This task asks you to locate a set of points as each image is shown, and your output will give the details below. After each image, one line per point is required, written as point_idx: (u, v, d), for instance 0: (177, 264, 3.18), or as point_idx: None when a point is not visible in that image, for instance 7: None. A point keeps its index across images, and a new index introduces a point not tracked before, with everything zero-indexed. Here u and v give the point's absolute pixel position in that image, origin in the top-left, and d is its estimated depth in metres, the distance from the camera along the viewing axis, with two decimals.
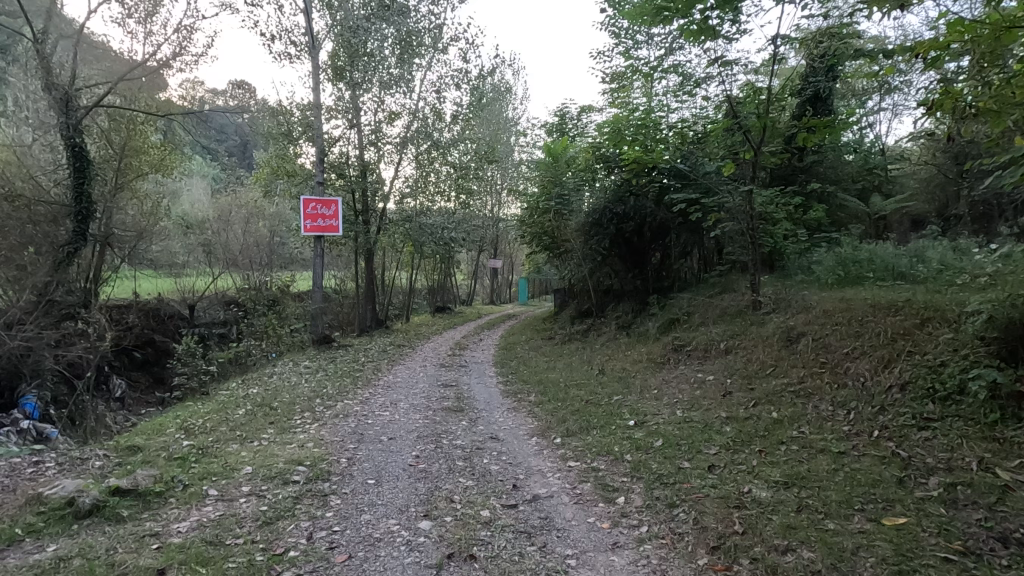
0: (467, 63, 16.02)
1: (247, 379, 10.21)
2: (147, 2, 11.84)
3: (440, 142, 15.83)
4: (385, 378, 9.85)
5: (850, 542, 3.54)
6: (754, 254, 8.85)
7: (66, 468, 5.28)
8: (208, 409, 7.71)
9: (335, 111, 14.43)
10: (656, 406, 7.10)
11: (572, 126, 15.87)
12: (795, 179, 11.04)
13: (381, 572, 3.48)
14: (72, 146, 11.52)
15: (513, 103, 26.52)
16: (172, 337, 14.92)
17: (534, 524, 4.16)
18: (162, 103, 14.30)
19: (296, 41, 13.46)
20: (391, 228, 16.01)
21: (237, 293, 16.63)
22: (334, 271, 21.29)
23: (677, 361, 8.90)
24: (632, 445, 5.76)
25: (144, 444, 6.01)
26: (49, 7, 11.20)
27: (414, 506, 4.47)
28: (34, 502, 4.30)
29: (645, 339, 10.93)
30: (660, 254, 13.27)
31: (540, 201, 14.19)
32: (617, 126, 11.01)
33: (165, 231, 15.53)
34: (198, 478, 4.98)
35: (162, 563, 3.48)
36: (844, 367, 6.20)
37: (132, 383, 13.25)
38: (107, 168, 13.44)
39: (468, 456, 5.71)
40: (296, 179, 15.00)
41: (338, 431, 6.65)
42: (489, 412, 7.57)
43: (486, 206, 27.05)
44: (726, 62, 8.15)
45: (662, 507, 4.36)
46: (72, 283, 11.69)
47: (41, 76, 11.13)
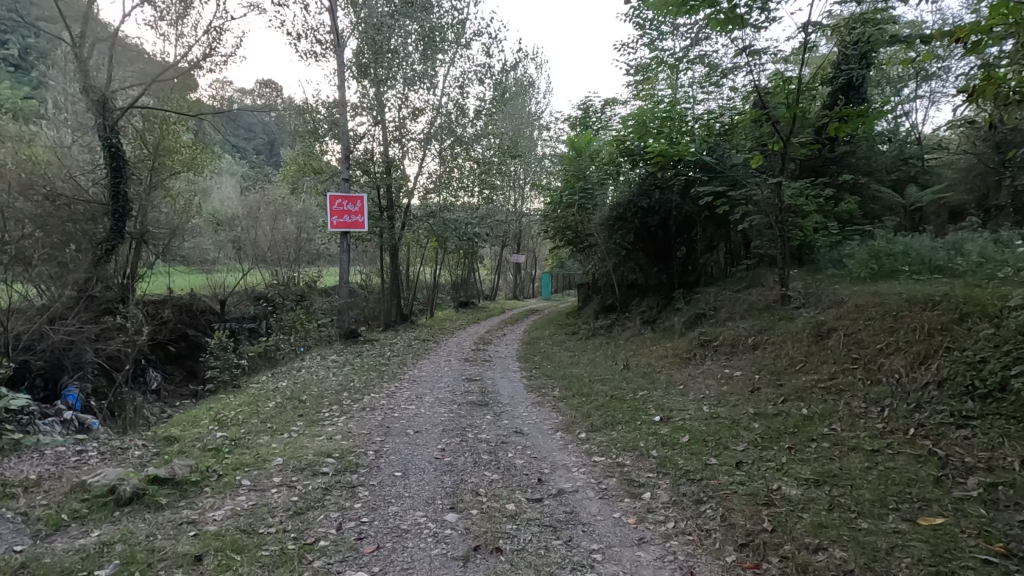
0: (490, 58, 16.01)
1: (276, 373, 10.47)
2: (179, 4, 12.12)
3: (464, 138, 15.89)
4: (410, 372, 9.97)
5: (884, 542, 3.45)
6: (784, 248, 8.67)
7: (107, 457, 5.49)
8: (239, 401, 7.92)
9: (360, 108, 14.46)
10: (682, 402, 7.04)
11: (595, 119, 15.75)
12: (825, 171, 10.79)
13: (409, 562, 3.54)
14: (109, 146, 11.88)
15: (535, 97, 26.44)
16: (204, 331, 15.42)
17: (559, 518, 4.17)
18: (193, 103, 14.66)
19: (321, 40, 13.60)
20: (415, 224, 16.22)
21: (266, 289, 17.03)
22: (359, 267, 21.63)
23: (703, 357, 8.79)
24: (658, 441, 5.72)
25: (180, 435, 6.21)
26: (85, 11, 11.55)
27: (440, 499, 4.52)
28: (78, 489, 4.49)
29: (670, 334, 10.82)
30: (686, 248, 13.11)
31: (564, 195, 14.10)
32: (642, 119, 10.88)
33: (196, 228, 15.93)
34: (231, 469, 5.12)
35: (199, 550, 3.59)
36: (878, 363, 6.04)
37: (167, 375, 13.71)
38: (142, 168, 13.85)
39: (493, 450, 5.75)
40: (322, 176, 15.23)
41: (365, 423, 6.77)
42: (514, 406, 7.61)
43: (509, 200, 27.07)
44: (755, 51, 7.97)
45: (689, 504, 4.32)
46: (110, 279, 12.11)
47: (80, 79, 11.49)
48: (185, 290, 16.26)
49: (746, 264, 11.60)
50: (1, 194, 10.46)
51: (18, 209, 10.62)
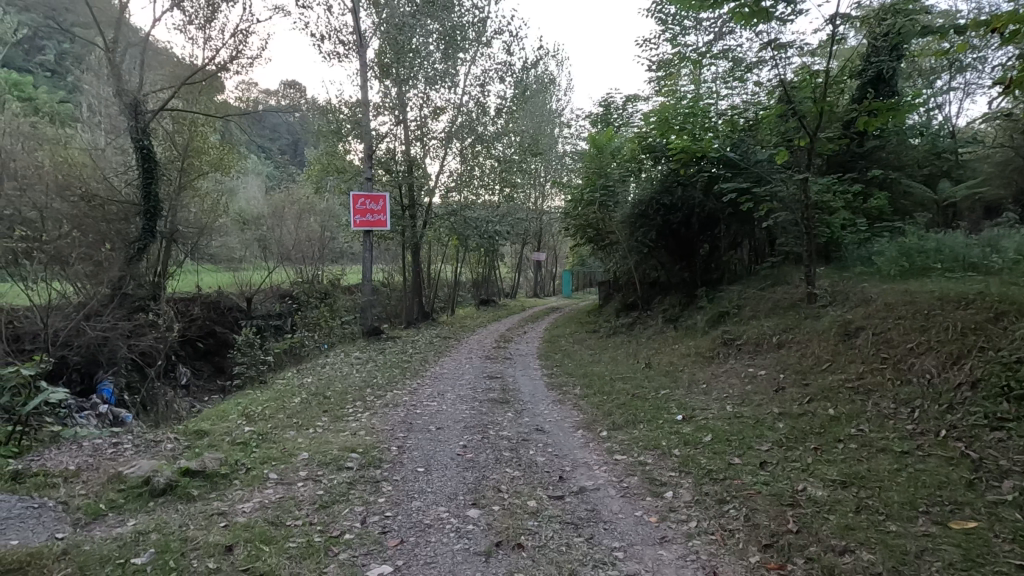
0: (511, 56, 16.01)
1: (302, 369, 10.66)
2: (207, 8, 12.39)
3: (485, 136, 15.95)
4: (432, 369, 10.06)
5: (914, 545, 3.38)
6: (810, 246, 8.52)
7: (141, 449, 5.67)
8: (266, 397, 8.08)
9: (383, 108, 14.65)
10: (704, 401, 6.96)
11: (617, 116, 15.65)
12: (854, 166, 10.64)
13: (432, 557, 3.59)
14: (141, 148, 12.22)
15: (556, 94, 26.36)
16: (232, 328, 15.74)
17: (581, 516, 4.18)
18: (220, 105, 14.98)
19: (344, 41, 13.76)
20: (437, 222, 16.38)
21: (291, 287, 17.35)
22: (382, 265, 21.90)
23: (726, 355, 8.68)
24: (680, 440, 5.68)
25: (210, 429, 6.38)
26: (118, 17, 11.89)
27: (462, 495, 4.56)
28: (115, 480, 4.66)
29: (692, 332, 10.72)
30: (709, 245, 12.96)
31: (585, 193, 14.05)
32: (664, 116, 10.78)
33: (223, 227, 16.30)
34: (259, 463, 5.25)
35: (229, 541, 3.70)
36: (909, 363, 5.90)
37: (196, 371, 14.07)
38: (172, 169, 14.22)
39: (514, 447, 5.77)
40: (345, 176, 15.42)
41: (388, 419, 6.87)
42: (535, 404, 7.63)
43: (530, 198, 27.04)
44: (780, 44, 7.85)
45: (712, 503, 4.29)
46: (142, 277, 12.50)
47: (113, 83, 11.85)
48: (213, 288, 16.66)
49: (771, 261, 11.44)
50: (40, 194, 10.84)
51: (55, 210, 10.99)
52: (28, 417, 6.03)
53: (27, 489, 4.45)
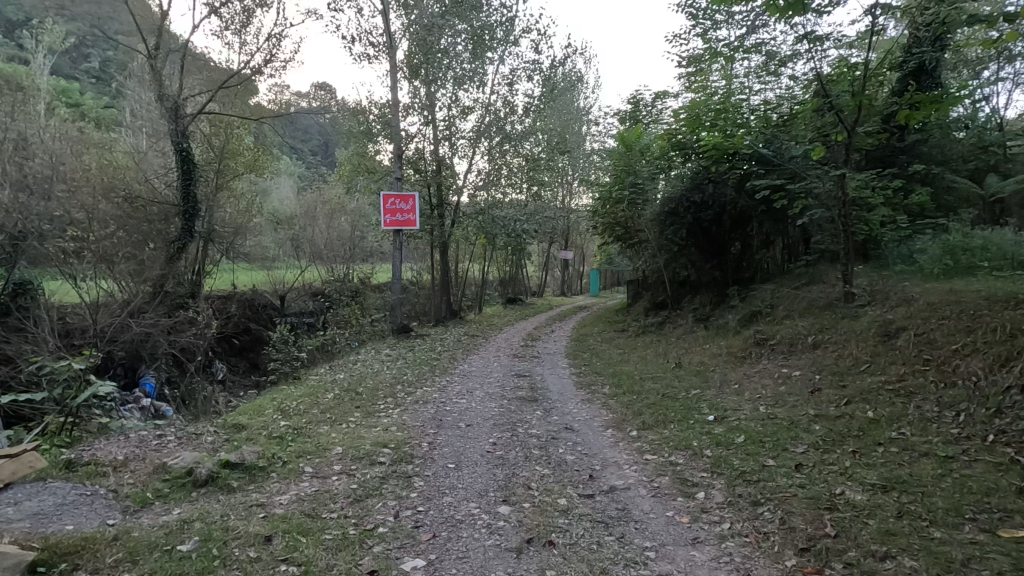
0: (539, 55, 15.96)
1: (334, 366, 10.87)
2: (242, 13, 12.72)
3: (513, 135, 16.00)
4: (460, 367, 10.15)
5: (959, 552, 3.28)
6: (847, 244, 8.30)
7: (183, 441, 5.88)
8: (300, 392, 8.30)
9: (412, 109, 14.81)
10: (736, 402, 6.86)
11: (646, 113, 15.46)
12: (895, 161, 10.41)
13: (464, 552, 3.63)
14: (180, 151, 12.64)
15: (584, 92, 26.23)
16: (266, 325, 16.18)
17: (611, 515, 4.17)
18: (255, 108, 15.35)
19: (374, 42, 13.93)
20: (465, 221, 16.48)
21: (323, 285, 17.69)
22: (411, 263, 22.15)
23: (759, 355, 8.51)
24: (712, 441, 5.60)
25: (247, 423, 6.57)
26: (159, 24, 12.32)
27: (493, 491, 4.60)
28: (160, 470, 4.85)
29: (724, 331, 10.54)
30: (741, 243, 12.75)
31: (614, 190, 13.91)
32: (694, 112, 10.64)
33: (258, 226, 16.74)
34: (295, 456, 5.39)
35: (269, 531, 3.81)
36: (953, 365, 5.70)
37: (232, 367, 14.47)
38: (210, 170, 14.67)
39: (544, 445, 5.80)
40: (375, 176, 15.63)
41: (418, 416, 6.97)
42: (564, 402, 7.63)
43: (558, 197, 26.96)
44: (816, 37, 7.67)
45: (745, 505, 4.22)
46: (181, 275, 12.94)
47: (155, 88, 12.25)
48: (248, 286, 17.14)
49: (806, 259, 11.19)
50: (87, 196, 11.32)
51: (102, 211, 11.47)
52: (79, 408, 6.33)
53: (80, 477, 4.67)
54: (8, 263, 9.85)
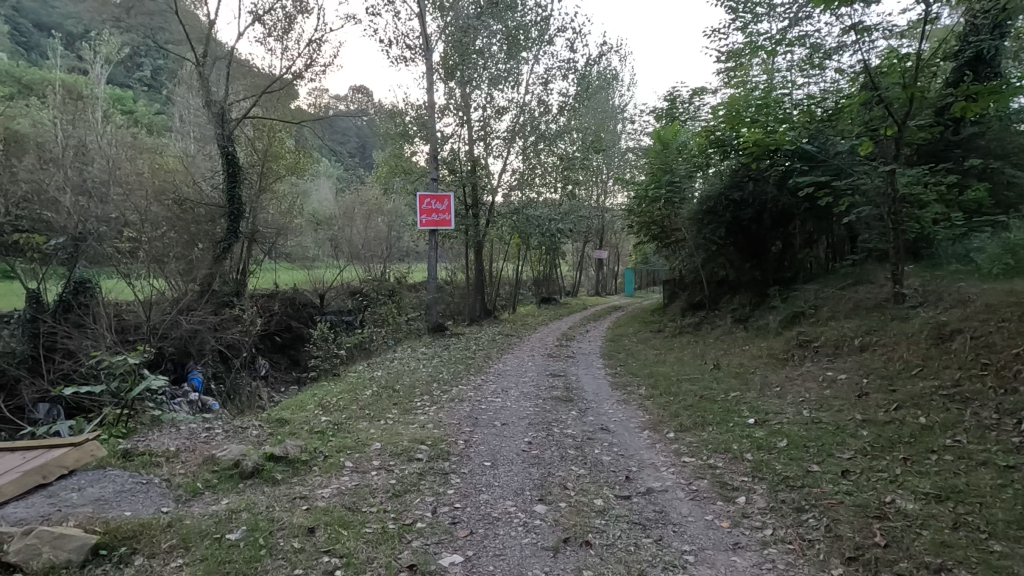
0: (574, 53, 15.87)
1: (371, 363, 11.07)
2: (283, 20, 13.09)
3: (548, 134, 15.95)
4: (495, 366, 10.20)
5: (1022, 568, 3.12)
6: (897, 243, 7.96)
7: (230, 434, 6.10)
8: (340, 388, 8.50)
9: (447, 110, 14.94)
10: (778, 405, 6.67)
11: (683, 109, 15.17)
12: (949, 155, 9.93)
13: (502, 550, 3.66)
14: (226, 154, 13.10)
15: (619, 90, 25.96)
16: (307, 323, 16.63)
17: (649, 517, 4.13)
18: (296, 112, 15.77)
19: (411, 45, 14.13)
20: (500, 220, 16.54)
21: (360, 284, 18.04)
22: (446, 263, 22.36)
23: (802, 358, 8.25)
24: (752, 444, 5.47)
25: (290, 418, 6.77)
26: (207, 33, 12.82)
27: (529, 490, 4.61)
28: (210, 462, 5.05)
29: (765, 332, 10.26)
30: (782, 242, 12.40)
31: (649, 189, 13.51)
32: (734, 109, 10.40)
33: (298, 227, 17.21)
34: (336, 451, 5.53)
35: (312, 523, 3.93)
36: (1014, 370, 5.41)
37: (274, 363, 14.94)
38: (254, 173, 15.18)
39: (579, 445, 5.77)
40: (412, 176, 15.85)
41: (454, 414, 7.04)
42: (599, 403, 7.58)
43: (592, 196, 26.75)
44: (864, 27, 7.39)
45: (788, 511, 4.11)
46: (226, 274, 13.41)
47: (203, 95, 12.76)
48: (289, 285, 17.63)
49: (852, 258, 10.80)
50: (140, 199, 11.87)
51: (154, 213, 12.02)
52: (133, 401, 6.65)
53: (136, 466, 4.91)
54: (70, 263, 10.43)
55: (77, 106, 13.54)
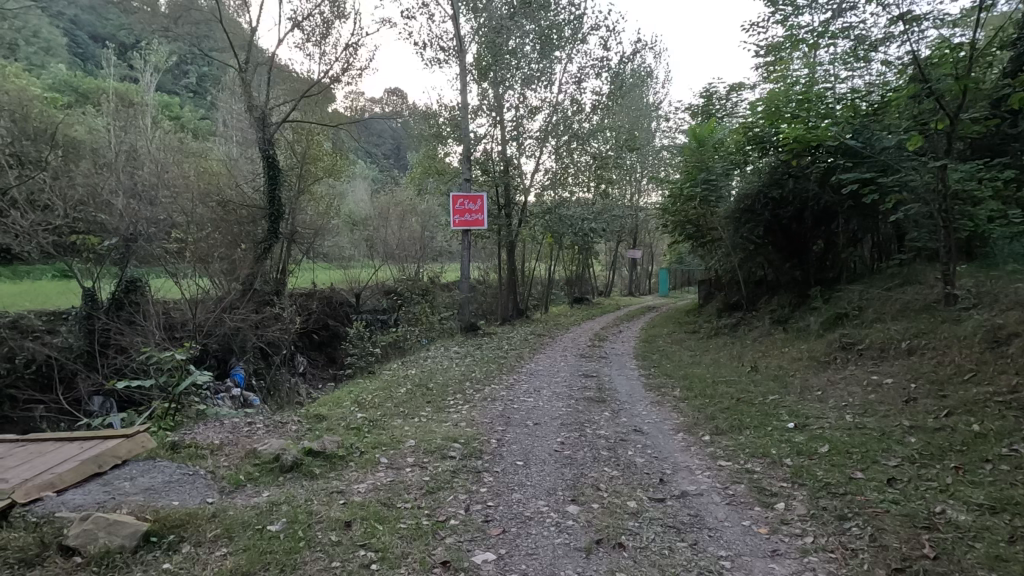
0: (608, 51, 15.74)
1: (406, 361, 11.22)
2: (321, 25, 13.42)
3: (581, 133, 15.84)
4: (527, 366, 10.21)
5: None
6: (948, 242, 7.60)
7: (271, 428, 6.30)
8: (374, 386, 8.67)
9: (480, 110, 15.02)
10: (820, 409, 6.46)
11: (720, 106, 14.85)
12: (1005, 149, 9.42)
13: (535, 549, 3.67)
14: (267, 157, 13.52)
15: (653, 87, 25.62)
16: (343, 321, 17.10)
17: (683, 520, 4.07)
18: (333, 115, 16.12)
19: (445, 47, 14.29)
20: (532, 220, 16.53)
21: (395, 284, 18.33)
22: (479, 263, 22.50)
23: (845, 361, 7.97)
24: (792, 449, 5.32)
25: (327, 414, 6.94)
26: (249, 40, 13.27)
27: (561, 490, 4.61)
28: (251, 455, 5.23)
29: (805, 334, 9.96)
30: (824, 241, 12.01)
31: (684, 188, 13.32)
32: (773, 104, 10.08)
33: (335, 228, 17.59)
34: (371, 447, 5.63)
35: (348, 518, 4.01)
36: None
37: (312, 360, 15.36)
38: (293, 175, 15.60)
39: (612, 446, 5.73)
40: (445, 177, 16.01)
41: (487, 413, 7.09)
42: (632, 404, 7.50)
43: (626, 195, 26.46)
44: (912, 17, 7.09)
45: (830, 519, 3.98)
46: (267, 274, 13.84)
47: (245, 100, 13.21)
48: (326, 284, 18.05)
49: (899, 258, 10.39)
50: (187, 202, 12.37)
51: (199, 215, 12.50)
52: (180, 395, 6.92)
53: (183, 457, 5.12)
54: (122, 263, 10.87)
55: (128, 113, 14.18)
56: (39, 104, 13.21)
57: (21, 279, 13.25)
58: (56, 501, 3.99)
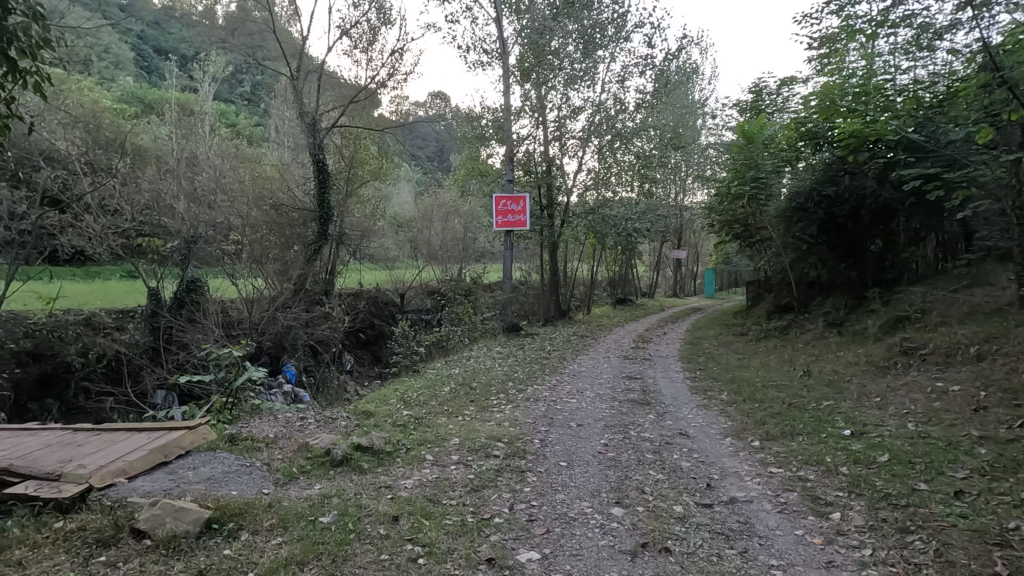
0: (652, 48, 15.47)
1: (450, 361, 11.38)
2: (368, 32, 13.77)
3: (624, 132, 15.63)
4: (570, 367, 10.19)
5: None
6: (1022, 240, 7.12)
7: (322, 424, 6.51)
8: (420, 384, 8.82)
9: (523, 111, 15.05)
10: (879, 416, 6.16)
11: (770, 101, 14.39)
12: None
13: (579, 550, 3.66)
14: (317, 161, 14.00)
15: (699, 84, 25.09)
16: (388, 321, 17.49)
17: (733, 527, 3.96)
18: (379, 119, 16.48)
19: (488, 49, 14.39)
20: (575, 220, 16.45)
21: (438, 284, 18.61)
22: (520, 264, 22.56)
23: (907, 366, 7.57)
24: (848, 457, 5.10)
25: (375, 411, 7.12)
26: (300, 48, 13.76)
27: (605, 492, 4.58)
28: (303, 449, 5.42)
29: (862, 338, 9.52)
30: (883, 241, 11.46)
31: (732, 186, 12.95)
32: (828, 97, 9.76)
33: (381, 229, 18.01)
34: (417, 444, 5.74)
35: (396, 512, 4.11)
36: None
37: (359, 359, 15.78)
38: (341, 178, 16.06)
39: (657, 449, 5.64)
40: (488, 178, 16.14)
41: (530, 413, 7.12)
42: (677, 407, 7.37)
43: (671, 193, 25.98)
44: (982, 2, 6.67)
45: (891, 531, 3.81)
46: (317, 274, 14.29)
47: (297, 107, 13.72)
48: (373, 284, 18.50)
49: (966, 258, 9.79)
50: (242, 206, 12.94)
51: (254, 218, 13.06)
52: (237, 391, 7.23)
53: (241, 450, 5.36)
54: (183, 263, 11.47)
55: (189, 122, 14.93)
56: (110, 115, 14.09)
57: (93, 279, 14.16)
58: (127, 487, 4.25)
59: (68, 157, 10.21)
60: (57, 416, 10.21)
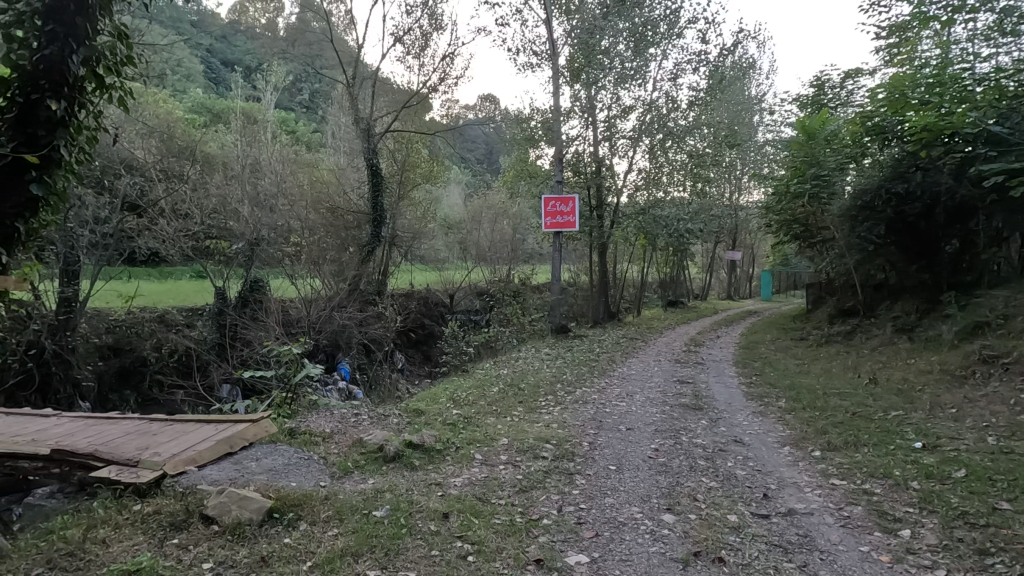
0: (706, 44, 15.07)
1: (498, 361, 11.46)
2: (421, 38, 14.07)
3: (676, 130, 15.21)
4: (619, 369, 10.06)
5: None
6: None
7: (375, 420, 6.70)
8: (469, 384, 8.92)
9: (573, 112, 14.96)
10: (954, 429, 5.77)
11: (833, 95, 13.72)
12: None
13: (629, 555, 3.62)
14: (371, 165, 14.42)
15: (755, 79, 24.23)
16: (438, 321, 17.77)
17: (791, 540, 3.81)
18: (430, 123, 16.81)
19: (537, 51, 14.42)
20: (625, 221, 16.22)
21: (487, 285, 18.76)
22: (569, 265, 22.43)
23: (986, 376, 7.05)
24: (920, 471, 4.79)
25: (426, 409, 7.26)
26: (355, 56, 14.23)
27: (656, 498, 4.50)
28: (358, 445, 5.59)
29: (936, 344, 8.93)
30: (959, 241, 10.71)
31: (791, 184, 12.44)
32: (898, 90, 9.16)
33: (431, 231, 18.34)
34: (467, 443, 5.82)
35: (447, 509, 4.18)
36: None
37: (410, 358, 16.12)
38: (393, 181, 16.47)
39: (710, 456, 5.49)
40: (537, 179, 16.15)
41: (578, 415, 7.08)
42: (732, 413, 7.13)
43: (726, 192, 25.19)
44: None
45: (968, 553, 3.56)
46: (371, 275, 14.71)
47: (353, 113, 14.20)
48: (423, 285, 18.86)
49: None
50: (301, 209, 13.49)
51: (312, 221, 13.58)
52: (295, 387, 7.52)
53: (299, 443, 5.59)
54: (247, 264, 12.09)
55: (253, 130, 15.70)
56: (182, 125, 14.99)
57: (166, 279, 15.10)
58: (197, 475, 4.53)
59: (146, 165, 10.97)
60: (134, 406, 10.98)
